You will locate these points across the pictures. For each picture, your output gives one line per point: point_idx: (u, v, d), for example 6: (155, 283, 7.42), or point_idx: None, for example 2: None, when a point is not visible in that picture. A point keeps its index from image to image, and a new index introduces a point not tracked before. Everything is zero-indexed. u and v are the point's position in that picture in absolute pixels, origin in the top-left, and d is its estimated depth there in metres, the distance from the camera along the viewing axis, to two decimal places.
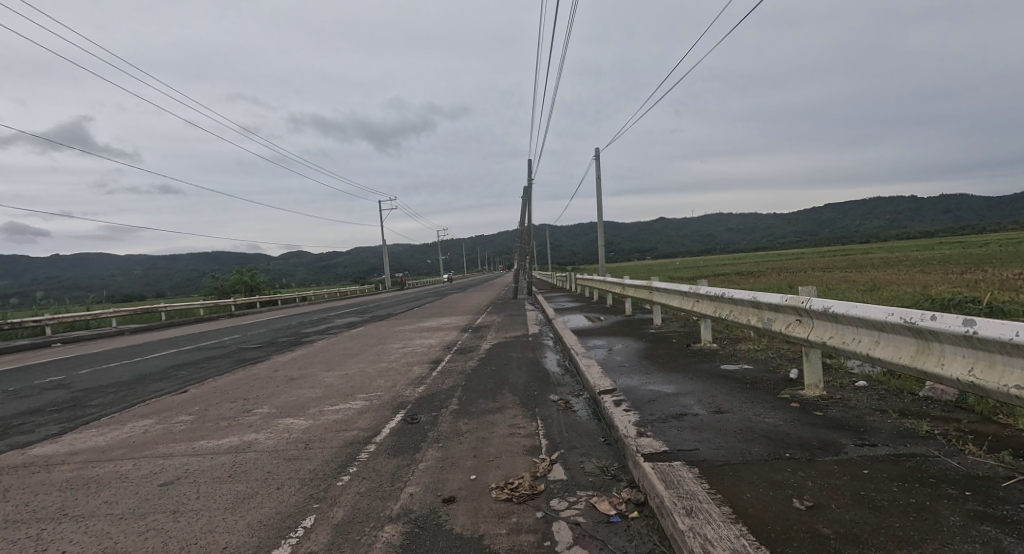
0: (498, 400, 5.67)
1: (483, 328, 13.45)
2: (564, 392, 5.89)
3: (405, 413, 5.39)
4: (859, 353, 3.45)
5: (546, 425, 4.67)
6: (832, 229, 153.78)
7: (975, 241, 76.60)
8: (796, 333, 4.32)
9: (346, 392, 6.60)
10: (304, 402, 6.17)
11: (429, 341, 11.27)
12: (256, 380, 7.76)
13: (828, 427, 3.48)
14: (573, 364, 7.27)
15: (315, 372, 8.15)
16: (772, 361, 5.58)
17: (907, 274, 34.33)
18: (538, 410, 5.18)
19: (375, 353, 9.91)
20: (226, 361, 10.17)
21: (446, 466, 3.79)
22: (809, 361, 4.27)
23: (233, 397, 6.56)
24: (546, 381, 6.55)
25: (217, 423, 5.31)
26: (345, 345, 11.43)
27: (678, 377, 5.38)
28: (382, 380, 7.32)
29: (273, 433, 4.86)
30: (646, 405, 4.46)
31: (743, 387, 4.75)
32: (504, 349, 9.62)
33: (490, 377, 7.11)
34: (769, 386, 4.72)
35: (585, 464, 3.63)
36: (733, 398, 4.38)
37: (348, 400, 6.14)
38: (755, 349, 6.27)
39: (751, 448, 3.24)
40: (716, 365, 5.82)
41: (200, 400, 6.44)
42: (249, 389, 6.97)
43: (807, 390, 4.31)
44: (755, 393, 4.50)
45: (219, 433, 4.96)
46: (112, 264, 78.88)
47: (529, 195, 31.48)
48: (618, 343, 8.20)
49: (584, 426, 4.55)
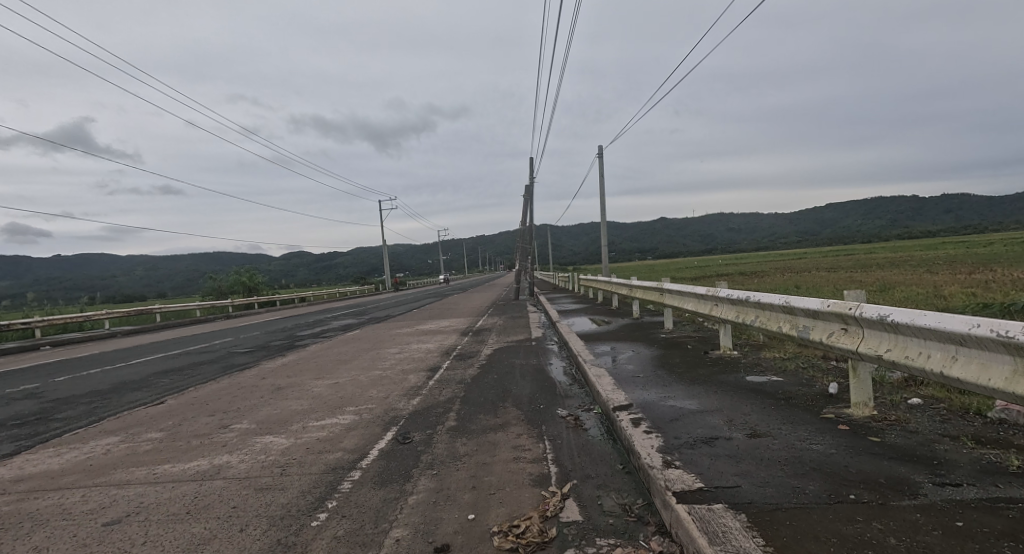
0: (501, 416, 5.13)
1: (484, 331, 12.92)
2: (573, 406, 5.34)
3: (397, 431, 4.83)
4: (930, 371, 2.91)
5: (555, 447, 4.13)
6: (835, 228, 153.07)
7: (979, 241, 75.92)
8: (842, 344, 3.77)
9: (333, 405, 6.04)
10: (287, 417, 5.62)
11: (426, 346, 10.71)
12: (240, 389, 7.22)
13: (891, 458, 2.94)
14: (581, 373, 6.73)
15: (304, 380, 7.61)
16: (805, 373, 5.02)
17: (914, 274, 33.73)
18: (545, 428, 4.64)
19: (370, 359, 9.35)
20: (213, 367, 9.63)
21: (439, 502, 3.23)
22: (857, 376, 3.72)
23: (212, 409, 6.02)
24: (552, 392, 6.01)
25: (188, 442, 4.77)
26: (339, 350, 10.90)
27: (701, 391, 4.83)
28: (374, 390, 6.78)
29: (247, 455, 4.31)
30: (669, 425, 3.93)
31: (778, 404, 4.20)
32: (507, 354, 9.05)
33: (492, 387, 6.55)
34: (807, 403, 4.16)
35: (604, 499, 3.09)
36: (768, 418, 3.84)
37: (335, 415, 5.58)
38: (782, 359, 5.72)
39: (805, 487, 2.70)
40: (740, 377, 5.27)
41: (175, 414, 5.89)
42: (231, 401, 6.43)
43: (854, 409, 3.75)
44: (793, 412, 3.95)
45: (188, 455, 4.41)
46: (112, 265, 78.48)
47: (530, 194, 30.90)
48: (630, 349, 7.64)
49: (597, 449, 4.01)
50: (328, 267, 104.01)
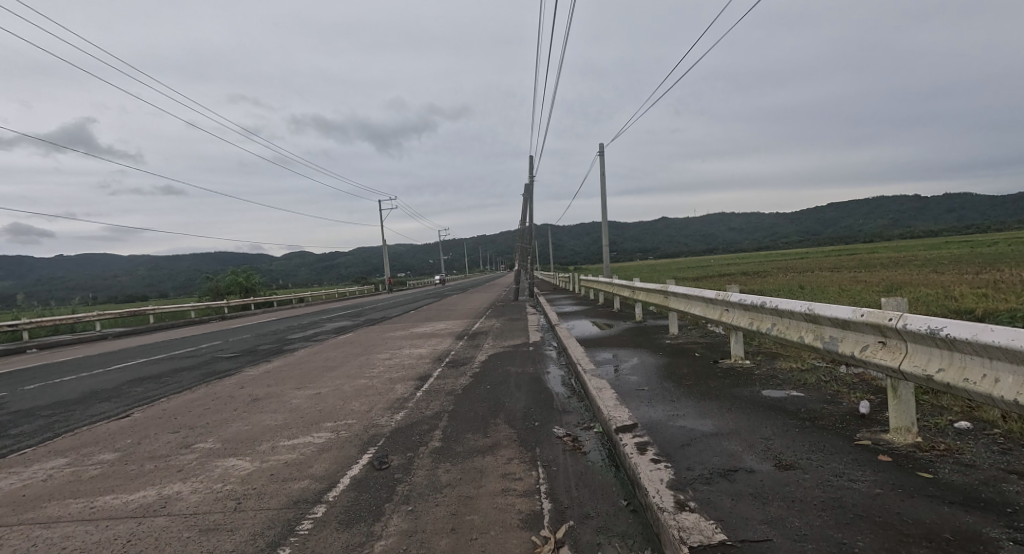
0: (491, 435, 4.64)
1: (480, 334, 12.45)
2: (571, 423, 4.84)
3: (374, 454, 4.33)
4: (998, 398, 2.39)
5: (549, 476, 3.63)
6: (837, 228, 152.21)
7: (983, 240, 75.10)
8: (879, 360, 3.25)
9: (310, 421, 5.53)
10: (257, 434, 5.10)
11: (419, 352, 10.20)
12: (214, 400, 6.72)
13: (954, 502, 2.43)
14: (580, 384, 6.23)
15: (284, 390, 7.12)
16: (829, 387, 4.50)
17: (920, 273, 33.07)
18: (539, 451, 4.14)
19: (357, 366, 8.84)
20: (193, 374, 9.14)
21: (410, 550, 2.72)
22: (897, 397, 3.20)
23: (178, 425, 5.53)
24: (549, 407, 5.52)
25: (141, 467, 4.26)
26: (327, 355, 10.41)
27: (714, 408, 4.32)
28: (357, 403, 6.27)
29: (203, 483, 3.82)
30: (680, 453, 3.43)
31: (802, 425, 3.69)
32: (502, 361, 8.54)
33: (483, 399, 6.03)
34: (836, 424, 3.66)
35: (606, 549, 2.59)
36: (794, 445, 3.34)
37: (309, 433, 5.07)
38: (800, 370, 5.20)
39: (853, 542, 2.19)
40: (755, 390, 4.77)
41: (137, 430, 5.40)
42: (201, 414, 5.93)
43: (893, 435, 3.24)
44: (823, 437, 3.44)
45: (136, 483, 3.91)
46: (110, 265, 78.10)
47: (530, 194, 30.36)
48: (634, 357, 7.11)
49: (598, 479, 3.51)
50: (328, 267, 103.62)
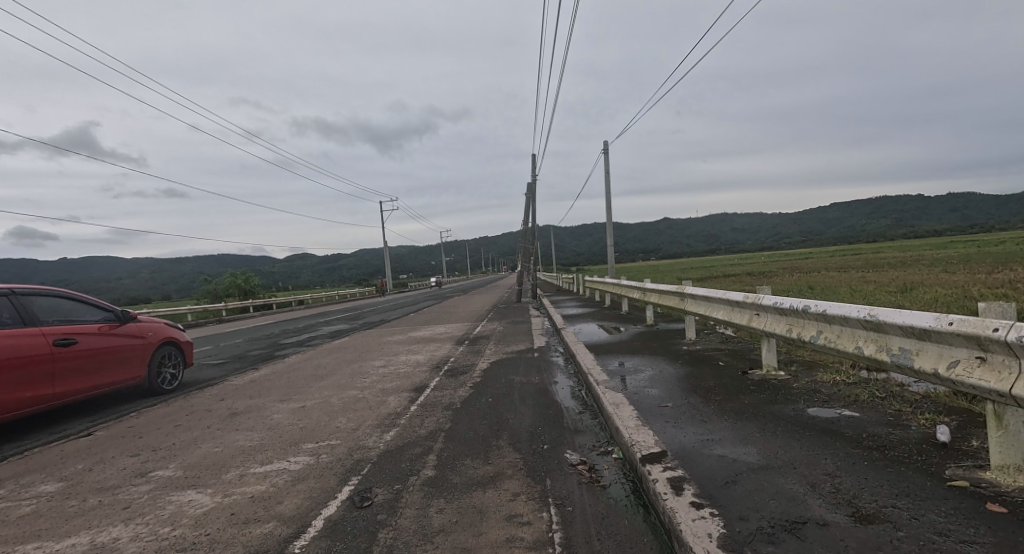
0: (494, 461, 4.01)
1: (482, 339, 11.82)
2: (586, 448, 4.20)
3: (355, 487, 3.69)
4: None
5: (564, 519, 2.99)
6: (841, 228, 151.02)
7: (989, 240, 73.98)
8: (976, 380, 2.59)
9: (288, 442, 4.88)
10: (225, 458, 4.46)
11: (416, 359, 9.55)
12: (188, 415, 6.09)
13: None
14: (592, 398, 5.60)
15: (265, 403, 6.48)
16: (888, 406, 3.85)
17: (932, 273, 32.22)
18: (550, 484, 3.51)
19: (349, 374, 8.20)
20: (174, 383, 8.52)
21: None
22: (1001, 427, 2.53)
23: (141, 446, 4.90)
24: (559, 425, 4.89)
25: (82, 502, 3.62)
26: (318, 362, 9.77)
27: (754, 432, 3.68)
28: (344, 419, 5.64)
29: (148, 527, 3.17)
30: (724, 494, 2.79)
31: (871, 457, 3.03)
32: (505, 369, 7.90)
33: (484, 416, 5.39)
34: (911, 454, 3.00)
35: None
36: (869, 485, 2.68)
37: (285, 457, 4.43)
38: (846, 384, 4.53)
39: None
40: (798, 408, 4.13)
41: (93, 453, 4.76)
42: (169, 433, 5.29)
43: (996, 474, 2.58)
44: (902, 472, 2.78)
45: (70, 526, 3.26)
46: (110, 268, 77.75)
47: (532, 193, 29.69)
48: (650, 365, 6.46)
49: (625, 525, 2.86)
50: (329, 268, 103.18)
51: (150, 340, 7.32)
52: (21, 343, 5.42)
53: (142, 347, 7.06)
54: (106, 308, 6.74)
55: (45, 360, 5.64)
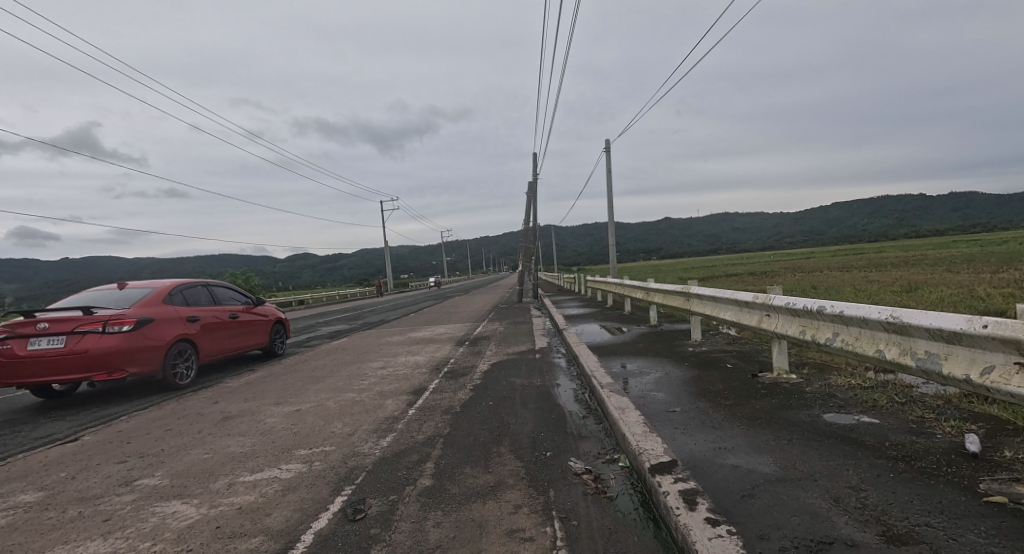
0: (495, 470, 3.83)
1: (483, 340, 11.63)
2: (591, 456, 4.02)
3: (348, 497, 3.50)
4: None
5: (568, 534, 2.81)
6: (843, 228, 150.53)
7: (992, 239, 73.52)
8: (1014, 387, 2.40)
9: (280, 448, 4.70)
10: (214, 466, 4.28)
11: (415, 360, 9.38)
12: (179, 418, 5.92)
13: None
14: (597, 402, 5.41)
15: (260, 407, 6.30)
16: (909, 413, 3.66)
17: (936, 273, 31.92)
18: (554, 495, 3.33)
19: (346, 376, 8.03)
20: (168, 385, 8.35)
21: None
22: None
23: (129, 452, 4.72)
24: (562, 431, 4.71)
25: (61, 514, 3.43)
26: (316, 364, 9.60)
27: (768, 440, 3.49)
28: (340, 423, 5.47)
29: (127, 542, 2.99)
30: (741, 509, 2.60)
31: (896, 468, 2.83)
32: (506, 371, 7.71)
33: (484, 421, 5.21)
34: (939, 466, 2.81)
35: None
36: (897, 499, 2.49)
37: (277, 465, 4.24)
38: (862, 388, 4.34)
39: None
40: (813, 414, 3.94)
41: (78, 459, 4.59)
42: (158, 439, 5.11)
43: None
44: (932, 486, 2.59)
45: (46, 540, 3.08)
46: (110, 268, 77.69)
47: (534, 192, 29.47)
48: (655, 368, 6.27)
49: (635, 542, 2.68)
50: (331, 268, 103.11)
51: (269, 320, 10.52)
52: (214, 316, 8.66)
53: (265, 323, 10.25)
54: (246, 296, 9.96)
55: (226, 326, 8.95)
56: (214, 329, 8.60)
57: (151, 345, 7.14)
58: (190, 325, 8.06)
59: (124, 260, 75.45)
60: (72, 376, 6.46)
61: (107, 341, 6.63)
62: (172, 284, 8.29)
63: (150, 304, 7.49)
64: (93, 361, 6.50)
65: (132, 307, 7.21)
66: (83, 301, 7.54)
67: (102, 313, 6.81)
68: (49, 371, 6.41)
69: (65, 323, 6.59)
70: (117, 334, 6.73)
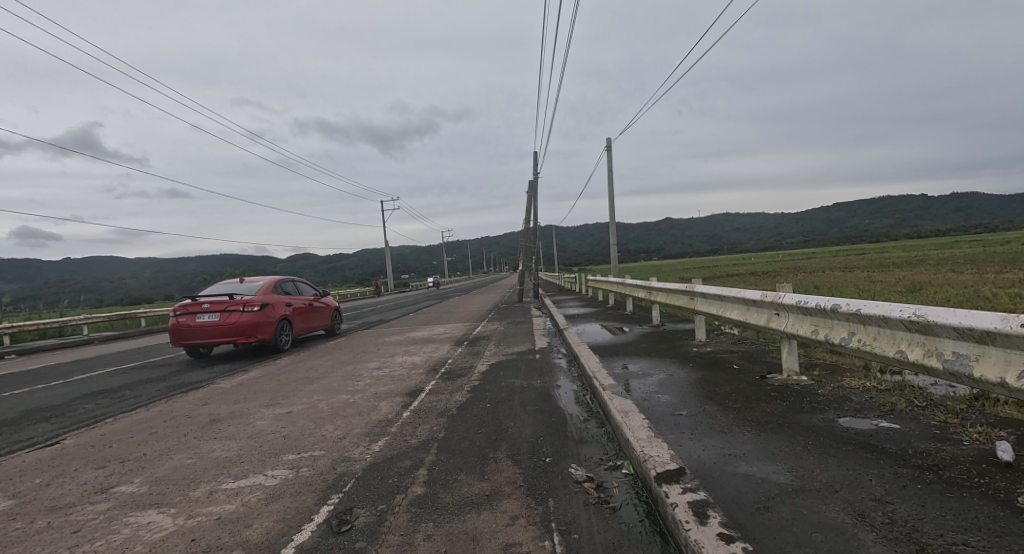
0: (491, 477, 3.62)
1: (482, 340, 11.40)
2: (593, 462, 3.80)
3: (335, 507, 3.29)
4: None
5: (568, 549, 2.60)
6: (844, 228, 150.14)
7: (994, 239, 73.18)
8: None
9: (267, 452, 4.49)
10: (197, 472, 4.07)
11: (412, 361, 9.17)
12: (166, 421, 5.71)
13: None
14: (599, 405, 5.19)
15: (250, 409, 6.10)
16: (931, 417, 3.44)
17: (939, 273, 31.66)
18: (553, 506, 3.11)
19: (341, 377, 7.82)
20: (158, 386, 8.14)
21: None
22: None
23: (109, 457, 4.51)
24: (563, 435, 4.50)
25: (29, 525, 3.23)
26: (311, 364, 9.39)
27: (781, 446, 3.28)
28: (331, 426, 5.26)
29: None
30: (756, 523, 2.39)
31: (924, 479, 2.62)
32: (505, 372, 7.49)
33: (481, 424, 5.00)
34: (970, 476, 2.59)
35: None
36: (928, 514, 2.27)
37: (262, 471, 4.03)
38: (878, 391, 4.12)
39: None
40: (828, 418, 3.72)
41: (56, 464, 4.38)
42: (141, 443, 4.90)
43: None
44: (965, 499, 2.37)
45: None
46: (110, 268, 77.61)
47: (534, 191, 29.25)
48: (659, 369, 6.05)
49: None
50: (331, 268, 102.97)
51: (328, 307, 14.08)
52: (299, 302, 12.27)
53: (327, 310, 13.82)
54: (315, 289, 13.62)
55: (306, 311, 12.56)
56: (299, 312, 12.17)
57: (268, 320, 10.72)
58: (286, 309, 11.64)
59: (125, 260, 75.47)
60: (225, 339, 10.10)
61: (245, 317, 10.25)
62: (273, 280, 11.97)
63: (267, 293, 11.20)
64: (238, 328, 10.15)
65: (257, 294, 10.89)
66: (219, 291, 11.14)
67: (242, 298, 10.52)
68: (211, 334, 10.06)
69: (220, 304, 10.29)
70: (250, 312, 10.34)
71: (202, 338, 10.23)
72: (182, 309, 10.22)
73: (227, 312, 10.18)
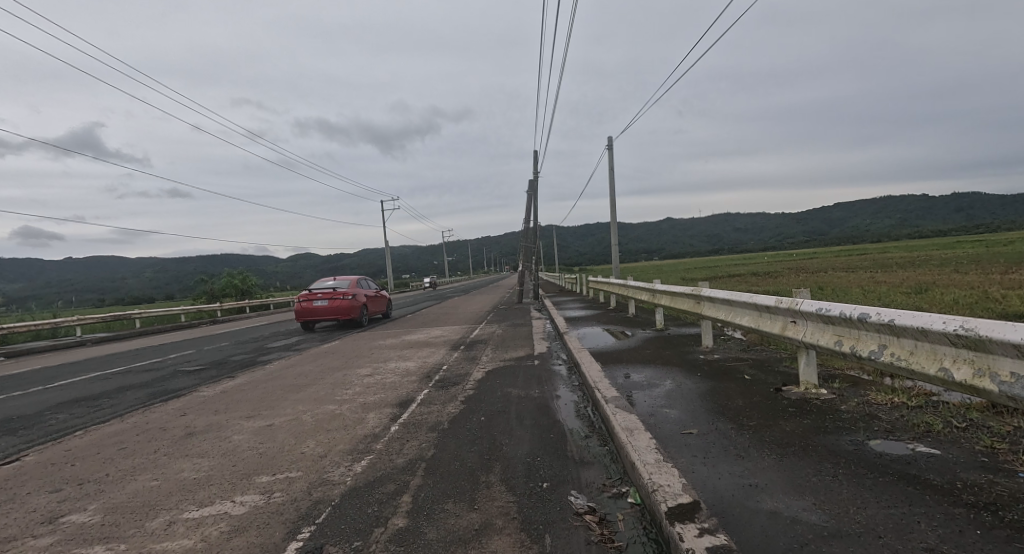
0: (482, 507, 3.24)
1: (479, 344, 11.03)
2: (596, 488, 3.43)
3: (304, 544, 2.91)
4: None
5: None
6: (846, 228, 149.63)
7: (996, 240, 72.73)
8: None
9: (239, 473, 4.11)
10: (159, 497, 3.69)
11: (406, 367, 8.80)
12: (139, 435, 5.34)
13: None
14: (601, 419, 4.82)
15: (229, 421, 5.73)
16: (974, 442, 3.05)
17: (943, 273, 31.23)
18: (549, 544, 2.74)
19: (330, 385, 7.46)
20: (139, 394, 7.78)
21: None
22: None
23: (66, 479, 4.13)
24: (562, 455, 4.12)
25: None
26: (300, 370, 9.03)
27: (807, 475, 2.89)
28: (313, 442, 4.88)
29: None
30: None
31: (984, 523, 2.22)
32: (501, 380, 7.12)
33: (474, 440, 4.63)
34: None
35: None
36: None
37: (232, 496, 3.66)
38: (909, 409, 3.73)
39: None
40: (856, 441, 3.34)
41: (8, 487, 4.01)
42: (105, 461, 4.52)
43: None
44: None
45: None
46: (109, 268, 77.29)
47: (534, 191, 28.87)
48: (665, 378, 5.68)
49: None
50: (331, 268, 102.71)
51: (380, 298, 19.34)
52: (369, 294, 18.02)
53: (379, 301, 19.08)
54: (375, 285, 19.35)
55: (372, 299, 18.34)
56: (370, 300, 18.00)
57: (357, 304, 16.68)
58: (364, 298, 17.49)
59: (125, 260, 75.28)
60: (335, 315, 16.07)
61: (346, 302, 16.19)
62: (354, 278, 17.81)
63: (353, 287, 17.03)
64: (343, 309, 16.06)
65: (349, 288, 16.80)
66: (324, 285, 17.09)
67: (342, 290, 16.40)
68: (325, 312, 15.95)
69: (329, 294, 16.13)
70: (348, 298, 16.27)
71: (318, 315, 16.10)
72: (302, 295, 15.93)
73: (333, 297, 16.08)
